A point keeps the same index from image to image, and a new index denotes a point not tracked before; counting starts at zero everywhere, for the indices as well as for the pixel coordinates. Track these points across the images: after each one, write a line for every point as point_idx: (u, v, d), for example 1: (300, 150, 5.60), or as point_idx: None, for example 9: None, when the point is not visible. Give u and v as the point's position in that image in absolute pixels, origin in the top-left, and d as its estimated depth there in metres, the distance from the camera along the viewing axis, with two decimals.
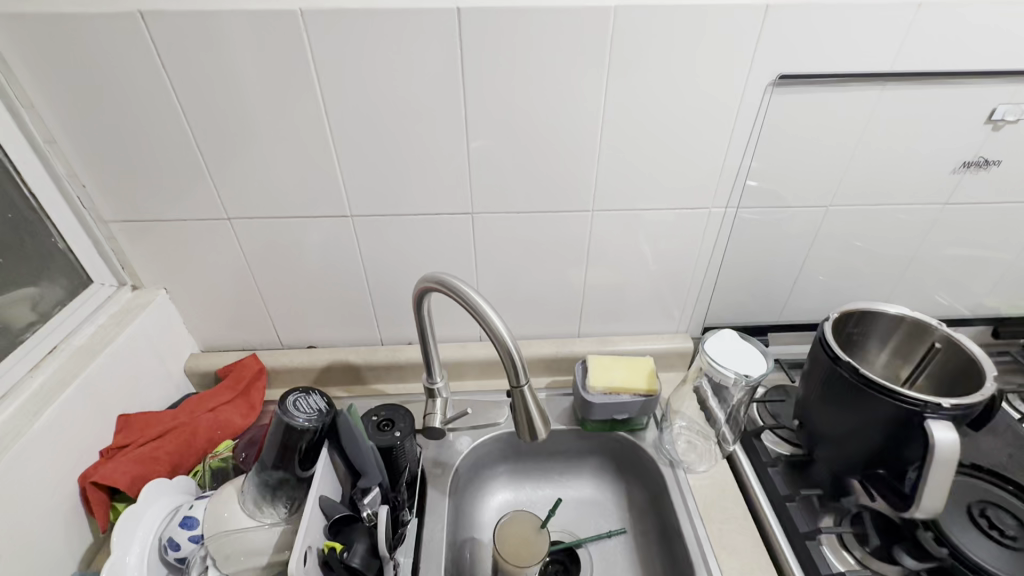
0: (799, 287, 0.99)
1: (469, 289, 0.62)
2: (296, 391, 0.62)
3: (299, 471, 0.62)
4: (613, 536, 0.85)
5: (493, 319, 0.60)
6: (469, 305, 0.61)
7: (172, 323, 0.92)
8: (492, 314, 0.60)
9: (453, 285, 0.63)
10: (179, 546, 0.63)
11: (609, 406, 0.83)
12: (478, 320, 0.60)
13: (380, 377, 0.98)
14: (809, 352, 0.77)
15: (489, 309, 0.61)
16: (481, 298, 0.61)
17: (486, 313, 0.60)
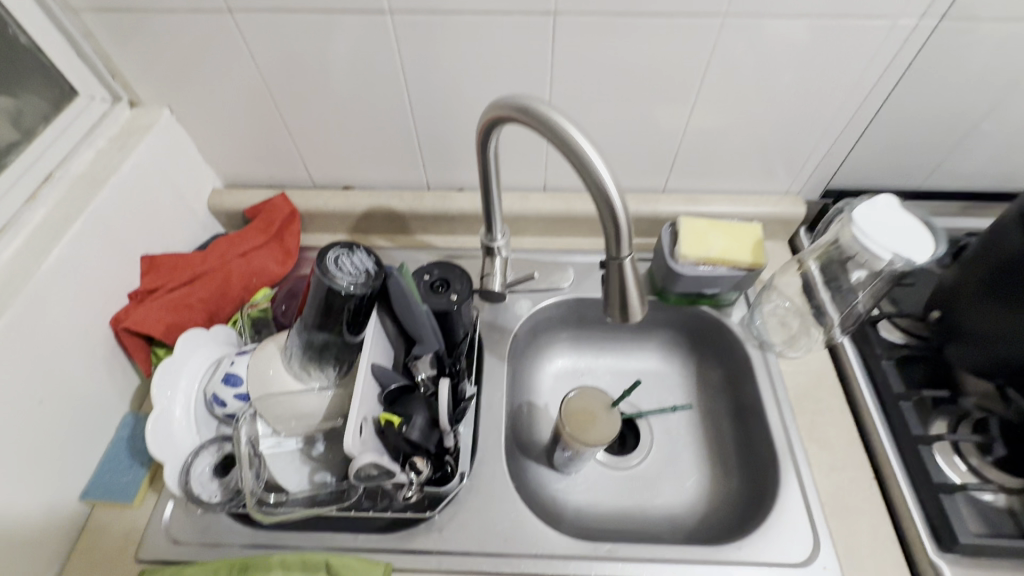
0: (967, 143, 0.76)
1: (563, 119, 0.44)
2: (337, 246, 0.50)
3: (349, 335, 0.54)
4: (678, 411, 0.80)
5: (595, 164, 0.43)
6: (562, 143, 0.43)
7: (186, 152, 0.78)
8: (595, 157, 0.43)
9: (539, 113, 0.44)
10: (226, 403, 0.58)
11: (700, 279, 0.70)
12: (577, 170, 0.44)
13: (427, 227, 0.85)
14: (989, 232, 0.60)
15: (591, 148, 0.43)
16: (580, 132, 0.43)
17: (587, 155, 0.43)
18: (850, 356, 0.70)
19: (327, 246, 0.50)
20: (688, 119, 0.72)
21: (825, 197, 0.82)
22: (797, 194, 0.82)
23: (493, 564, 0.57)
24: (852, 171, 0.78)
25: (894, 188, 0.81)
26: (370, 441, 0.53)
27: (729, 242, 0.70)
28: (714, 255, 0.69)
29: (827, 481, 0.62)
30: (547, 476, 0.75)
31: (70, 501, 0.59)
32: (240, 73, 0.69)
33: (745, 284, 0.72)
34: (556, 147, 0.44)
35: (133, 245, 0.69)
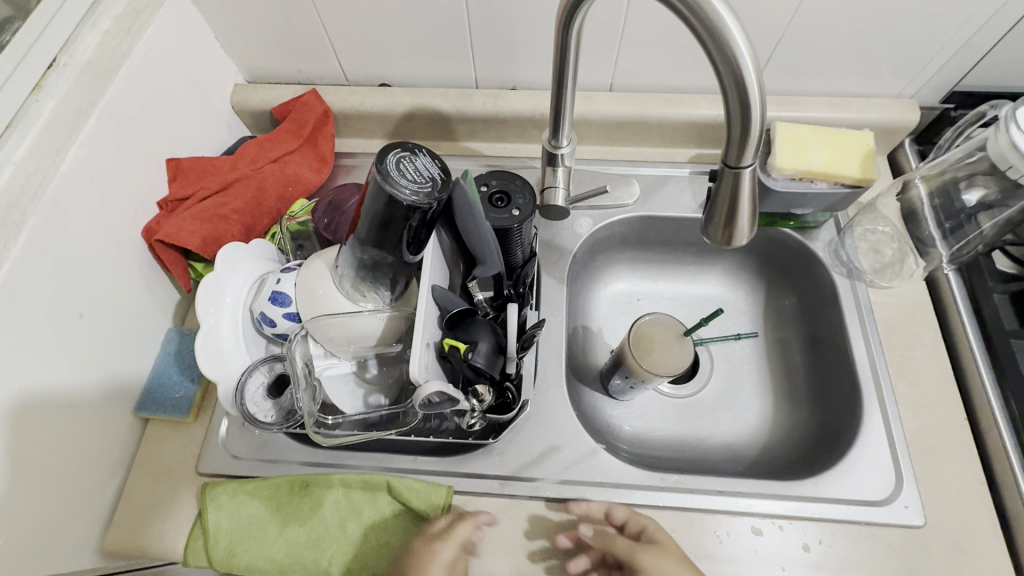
0: None
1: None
2: (396, 147, 0.42)
3: (407, 256, 0.48)
4: (743, 339, 0.75)
5: (735, 43, 0.33)
6: (694, 13, 0.34)
7: (202, 38, 0.68)
8: (737, 32, 0.33)
9: None
10: (276, 322, 0.53)
11: (794, 197, 0.61)
12: (707, 51, 0.35)
13: (475, 132, 0.75)
14: None
15: (732, 20, 0.33)
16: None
17: (726, 29, 0.33)
18: (954, 289, 0.62)
19: (385, 148, 0.42)
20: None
21: (945, 103, 0.69)
22: (910, 98, 0.70)
23: (557, 491, 0.56)
24: (989, 69, 0.65)
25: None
26: (433, 368, 0.49)
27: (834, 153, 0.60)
28: (814, 168, 0.59)
29: (914, 419, 0.58)
30: (601, 401, 0.72)
31: (123, 414, 0.58)
32: None
33: (840, 204, 0.63)
34: (684, 19, 0.34)
35: (155, 146, 0.62)
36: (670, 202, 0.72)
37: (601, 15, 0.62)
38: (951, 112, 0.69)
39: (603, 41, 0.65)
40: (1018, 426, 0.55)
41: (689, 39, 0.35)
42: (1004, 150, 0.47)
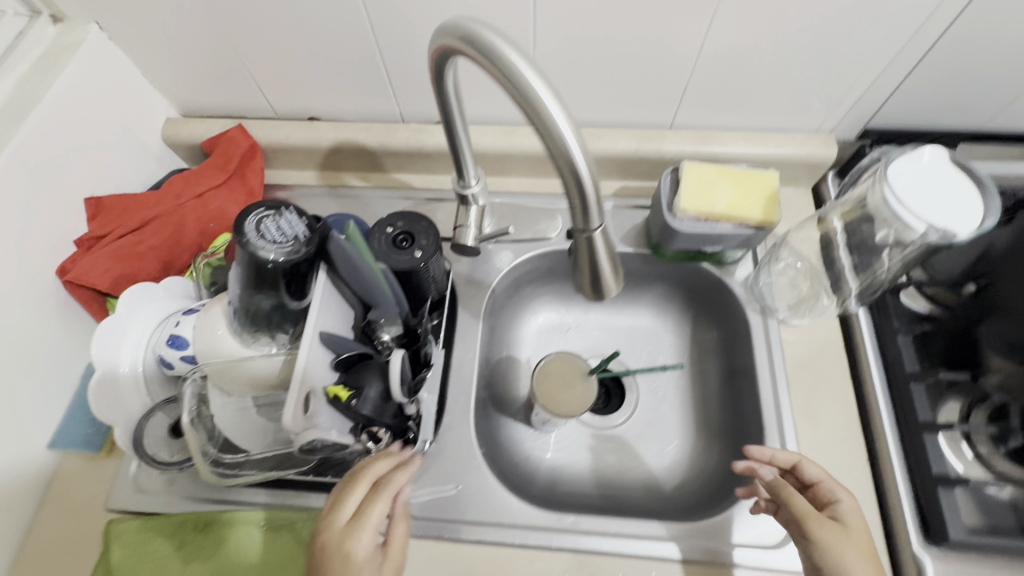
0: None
1: (515, 54, 0.34)
2: (261, 206, 0.43)
3: (290, 301, 0.49)
4: (668, 370, 0.75)
5: (553, 116, 0.34)
6: (513, 87, 0.34)
7: (127, 75, 0.69)
8: (553, 106, 0.34)
9: (487, 43, 0.34)
10: (172, 366, 0.55)
11: (701, 236, 0.61)
12: (532, 120, 0.34)
13: (402, 164, 0.76)
14: None
15: (548, 94, 0.33)
16: (534, 73, 0.33)
17: (542, 104, 0.33)
18: (861, 329, 0.62)
19: (245, 210, 0.42)
20: (704, 38, 0.59)
21: (862, 138, 0.70)
22: (829, 133, 0.70)
23: (453, 531, 0.56)
24: (901, 106, 0.65)
25: (951, 128, 0.68)
26: (322, 417, 0.49)
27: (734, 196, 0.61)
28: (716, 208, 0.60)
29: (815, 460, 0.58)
30: (522, 433, 0.72)
31: (36, 452, 0.59)
32: None
33: (751, 243, 0.63)
34: (505, 89, 0.34)
35: (73, 186, 0.63)
36: None
37: None
38: (868, 148, 0.69)
39: (517, 79, 0.66)
40: (912, 472, 0.54)
41: (515, 109, 0.35)
42: (881, 203, 0.47)
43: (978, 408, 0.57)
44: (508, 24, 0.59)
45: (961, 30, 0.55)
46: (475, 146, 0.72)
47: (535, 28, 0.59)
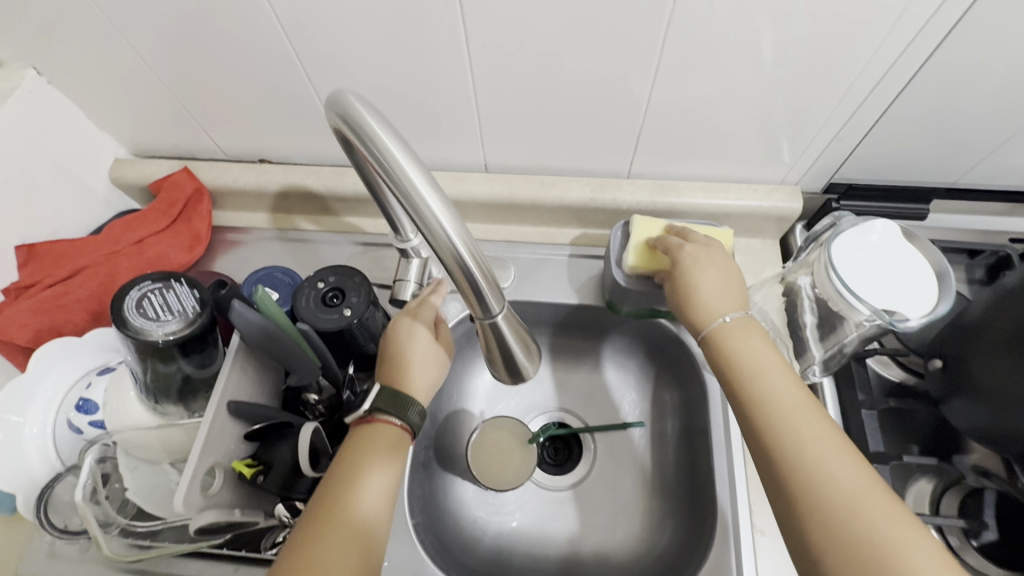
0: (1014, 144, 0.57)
1: (393, 142, 0.32)
2: (149, 280, 0.42)
3: (192, 370, 0.46)
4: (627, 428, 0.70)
5: (431, 207, 0.32)
6: (391, 176, 0.32)
7: (71, 119, 0.68)
8: (430, 197, 0.32)
9: (363, 127, 0.33)
10: (81, 431, 0.53)
11: (651, 295, 0.61)
12: (409, 207, 0.32)
13: (353, 209, 0.74)
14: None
15: (426, 184, 0.32)
16: (411, 162, 0.32)
17: (417, 195, 0.32)
18: (825, 398, 0.58)
19: (129, 283, 0.41)
20: (651, 89, 0.56)
21: (828, 191, 0.66)
22: (794, 184, 0.66)
23: None
24: (866, 159, 0.61)
25: (923, 182, 0.64)
26: (224, 495, 0.47)
27: (709, 249, 0.55)
28: (680, 252, 0.55)
29: (771, 545, 0.53)
30: (468, 494, 0.67)
31: None
32: (100, 24, 0.57)
33: None
34: (381, 175, 0.33)
35: (2, 233, 0.61)
36: (545, 287, 0.69)
37: (453, 104, 0.60)
38: (834, 202, 0.66)
39: (462, 127, 0.63)
40: None
41: (397, 197, 0.34)
42: (822, 280, 0.43)
43: (952, 489, 0.52)
44: (448, 75, 0.57)
45: (922, 86, 0.52)
46: None
47: (474, 78, 0.57)
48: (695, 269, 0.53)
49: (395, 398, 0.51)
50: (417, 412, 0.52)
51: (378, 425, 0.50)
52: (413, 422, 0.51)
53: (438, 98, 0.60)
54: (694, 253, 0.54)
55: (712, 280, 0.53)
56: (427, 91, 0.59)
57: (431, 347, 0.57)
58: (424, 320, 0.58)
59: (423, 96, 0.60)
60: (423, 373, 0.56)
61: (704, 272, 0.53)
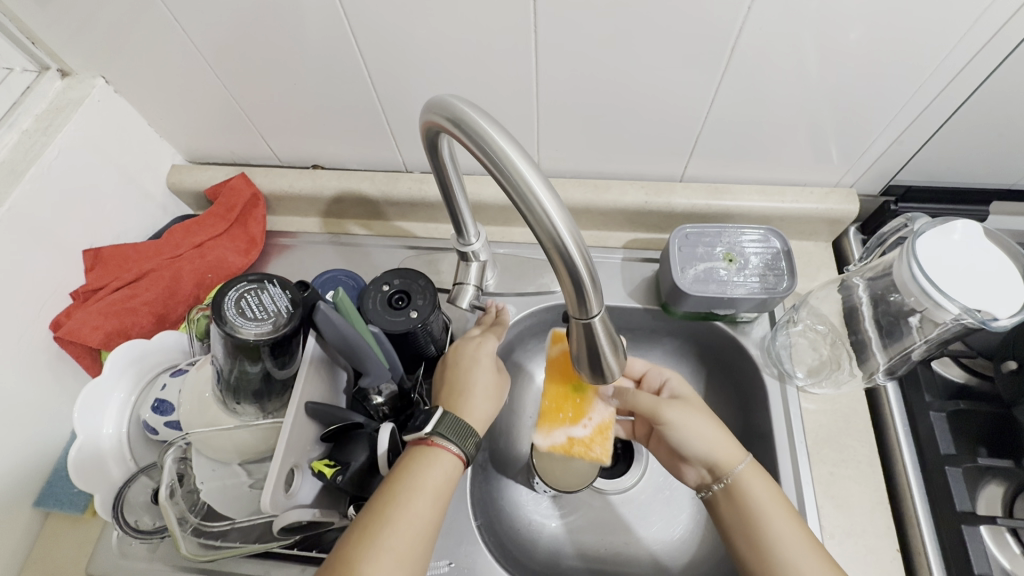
0: None
1: (505, 138, 0.33)
2: (245, 280, 0.43)
3: (276, 371, 0.47)
4: None
5: (541, 202, 0.32)
6: (499, 170, 0.32)
7: (133, 126, 0.70)
8: (541, 192, 0.32)
9: (471, 122, 0.33)
10: (156, 431, 0.54)
11: (711, 301, 0.59)
12: (515, 200, 0.33)
13: (406, 213, 0.75)
14: None
15: (537, 179, 0.32)
16: (522, 157, 0.32)
17: (529, 189, 0.32)
18: (891, 403, 0.57)
19: (228, 284, 0.42)
20: (715, 93, 0.56)
21: (884, 194, 0.66)
22: (849, 187, 0.67)
23: None
24: (926, 161, 0.62)
25: (981, 185, 0.64)
26: (303, 494, 0.47)
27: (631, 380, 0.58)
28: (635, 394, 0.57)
29: (842, 549, 0.53)
30: (523, 496, 0.68)
31: (20, 512, 0.57)
32: (171, 33, 0.59)
33: (768, 305, 0.59)
34: (487, 168, 0.33)
35: (73, 237, 0.63)
36: None
37: (513, 110, 0.61)
38: (892, 204, 0.66)
39: (520, 132, 0.64)
40: (950, 565, 0.49)
41: (503, 192, 0.34)
42: (906, 280, 0.43)
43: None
44: (511, 81, 0.58)
45: (993, 87, 0.52)
46: (478, 196, 0.70)
47: (537, 84, 0.58)
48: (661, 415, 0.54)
49: (458, 426, 0.50)
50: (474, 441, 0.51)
51: (434, 449, 0.49)
52: (468, 452, 0.50)
53: (500, 103, 0.61)
54: (657, 405, 0.54)
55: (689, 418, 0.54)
56: (488, 97, 0.60)
57: (491, 378, 0.57)
58: (488, 351, 0.58)
59: (484, 102, 0.61)
60: (482, 407, 0.55)
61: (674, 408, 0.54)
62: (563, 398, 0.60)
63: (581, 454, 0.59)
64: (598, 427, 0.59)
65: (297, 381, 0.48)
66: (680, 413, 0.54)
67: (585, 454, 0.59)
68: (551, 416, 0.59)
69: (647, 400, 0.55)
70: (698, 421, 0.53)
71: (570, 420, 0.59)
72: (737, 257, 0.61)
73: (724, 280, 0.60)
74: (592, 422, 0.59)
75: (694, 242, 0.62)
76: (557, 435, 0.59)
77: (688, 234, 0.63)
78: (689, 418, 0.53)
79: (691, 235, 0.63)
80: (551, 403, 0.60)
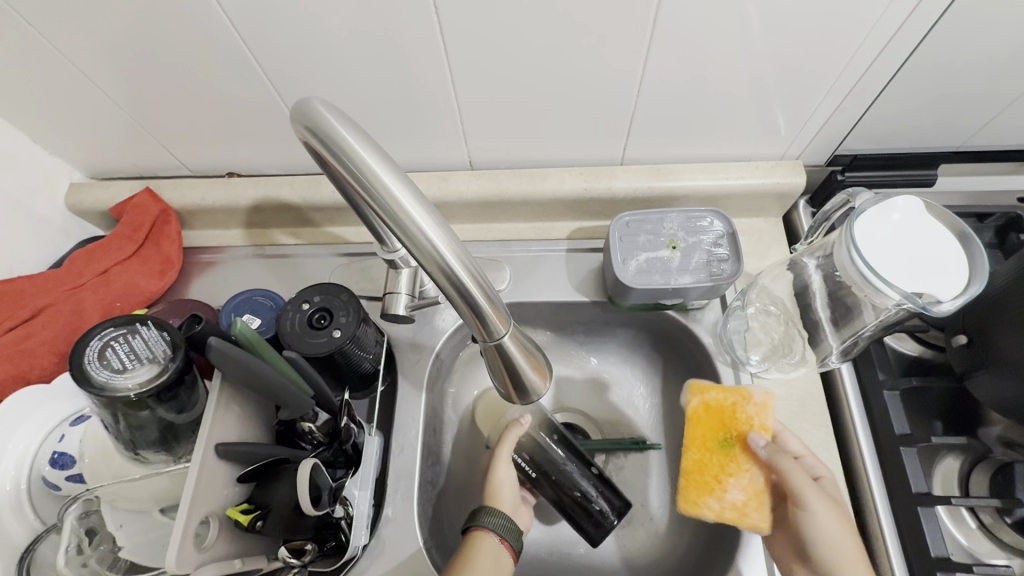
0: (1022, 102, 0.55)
1: (382, 166, 0.30)
2: (113, 324, 0.38)
3: (172, 415, 0.42)
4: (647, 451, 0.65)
5: (427, 234, 0.30)
6: (379, 202, 0.30)
7: (16, 146, 0.62)
8: (427, 224, 0.30)
9: (341, 147, 0.30)
10: (59, 486, 0.49)
11: (656, 293, 0.56)
12: (400, 234, 0.30)
13: (334, 217, 0.70)
14: None
15: (421, 211, 0.29)
16: (400, 187, 0.29)
17: (416, 225, 0.29)
18: (845, 384, 0.56)
19: (88, 334, 0.38)
20: (643, 70, 0.52)
21: (832, 164, 0.64)
22: (796, 159, 0.63)
23: None
24: (871, 128, 0.59)
25: (927, 148, 0.62)
26: (219, 546, 0.43)
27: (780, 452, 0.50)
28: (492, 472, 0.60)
29: None
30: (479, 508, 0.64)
31: None
32: (36, 43, 0.52)
33: (715, 292, 0.56)
34: (369, 199, 0.31)
35: None
36: (543, 286, 0.65)
37: (434, 102, 0.56)
38: (839, 174, 0.63)
39: (445, 125, 0.59)
40: (908, 550, 0.47)
41: (387, 223, 0.31)
42: (845, 266, 0.41)
43: (980, 466, 0.51)
44: (425, 72, 0.53)
45: (932, 45, 0.49)
46: None
47: (453, 74, 0.53)
48: (803, 497, 0.47)
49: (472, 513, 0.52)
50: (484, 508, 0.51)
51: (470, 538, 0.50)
52: (491, 522, 0.50)
53: (417, 96, 0.55)
54: (808, 486, 0.47)
55: (842, 524, 0.47)
56: (403, 90, 0.55)
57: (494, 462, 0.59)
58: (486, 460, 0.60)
59: (398, 94, 0.55)
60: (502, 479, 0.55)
61: (837, 520, 0.47)
62: (709, 456, 0.52)
63: (733, 520, 0.50)
64: (751, 489, 0.51)
65: (203, 422, 0.44)
66: (824, 507, 0.47)
67: (744, 522, 0.50)
68: (699, 485, 0.52)
69: (796, 478, 0.48)
70: (832, 526, 0.46)
71: (717, 488, 0.51)
72: (680, 242, 0.58)
73: (669, 270, 0.57)
74: (743, 484, 0.51)
75: (635, 230, 0.58)
76: (709, 506, 0.51)
77: (629, 223, 0.59)
78: (830, 519, 0.46)
79: (631, 223, 0.59)
80: (695, 459, 0.53)
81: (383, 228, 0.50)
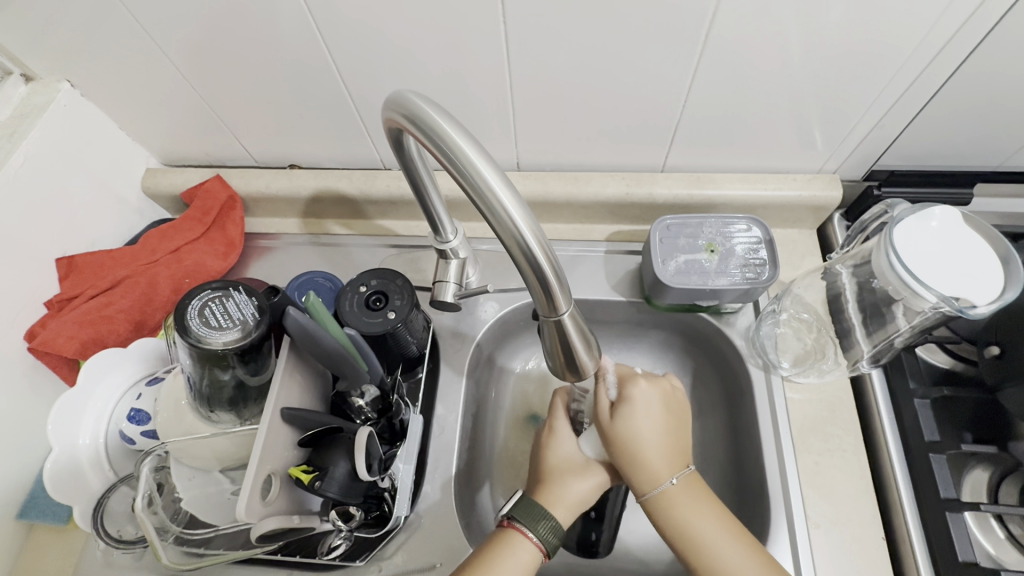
0: None
1: (473, 149, 0.33)
2: (210, 286, 0.43)
3: (246, 376, 0.46)
4: None
5: (508, 211, 0.33)
6: (468, 180, 0.33)
7: (104, 131, 0.68)
8: (510, 203, 0.33)
9: (437, 132, 0.34)
10: (133, 440, 0.53)
11: (693, 293, 0.58)
12: (484, 211, 0.34)
13: (385, 209, 0.74)
14: None
15: (505, 191, 0.33)
16: (488, 168, 0.33)
17: (500, 203, 0.33)
18: (875, 391, 0.57)
19: (191, 292, 0.42)
20: (690, 82, 0.55)
21: (868, 179, 0.66)
22: (833, 173, 0.66)
23: None
24: (908, 146, 0.61)
25: (964, 169, 0.64)
26: (280, 501, 0.46)
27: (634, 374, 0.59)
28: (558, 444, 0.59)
29: (827, 539, 0.52)
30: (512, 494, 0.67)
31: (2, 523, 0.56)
32: (138, 38, 0.57)
33: (750, 295, 0.58)
34: (456, 179, 0.34)
35: (43, 245, 0.61)
36: (581, 284, 0.68)
37: (490, 105, 0.60)
38: (874, 189, 0.65)
39: (497, 127, 0.63)
40: (935, 554, 0.49)
41: (471, 201, 0.35)
42: (884, 269, 0.44)
43: (1010, 478, 0.52)
44: (485, 77, 0.57)
45: (971, 68, 0.51)
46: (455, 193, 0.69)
47: (510, 80, 0.57)
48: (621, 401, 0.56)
49: (530, 509, 0.51)
50: (547, 523, 0.50)
51: (510, 531, 0.50)
52: (542, 536, 0.49)
53: (475, 99, 0.60)
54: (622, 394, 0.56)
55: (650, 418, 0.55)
56: (463, 93, 0.59)
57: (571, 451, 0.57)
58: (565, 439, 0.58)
59: (458, 97, 0.60)
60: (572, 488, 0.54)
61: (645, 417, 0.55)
62: None
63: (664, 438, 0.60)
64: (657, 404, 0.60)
65: (272, 386, 0.47)
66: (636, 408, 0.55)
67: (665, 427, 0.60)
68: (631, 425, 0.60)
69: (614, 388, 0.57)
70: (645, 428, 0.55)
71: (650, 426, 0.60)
72: (718, 246, 0.61)
73: (706, 272, 0.59)
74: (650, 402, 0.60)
75: (675, 233, 0.61)
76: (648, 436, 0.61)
77: (670, 226, 0.62)
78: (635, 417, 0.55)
79: (672, 226, 0.62)
80: None
81: (442, 216, 0.54)
